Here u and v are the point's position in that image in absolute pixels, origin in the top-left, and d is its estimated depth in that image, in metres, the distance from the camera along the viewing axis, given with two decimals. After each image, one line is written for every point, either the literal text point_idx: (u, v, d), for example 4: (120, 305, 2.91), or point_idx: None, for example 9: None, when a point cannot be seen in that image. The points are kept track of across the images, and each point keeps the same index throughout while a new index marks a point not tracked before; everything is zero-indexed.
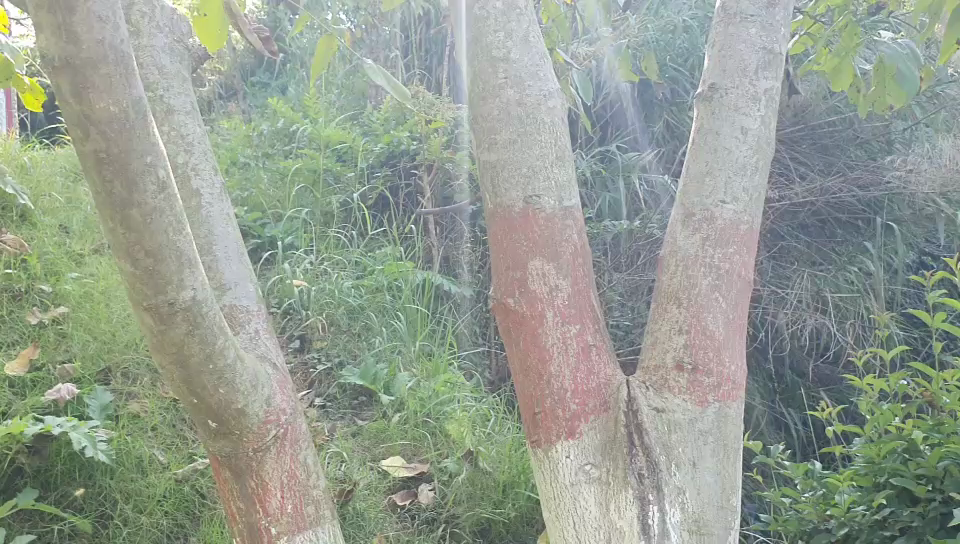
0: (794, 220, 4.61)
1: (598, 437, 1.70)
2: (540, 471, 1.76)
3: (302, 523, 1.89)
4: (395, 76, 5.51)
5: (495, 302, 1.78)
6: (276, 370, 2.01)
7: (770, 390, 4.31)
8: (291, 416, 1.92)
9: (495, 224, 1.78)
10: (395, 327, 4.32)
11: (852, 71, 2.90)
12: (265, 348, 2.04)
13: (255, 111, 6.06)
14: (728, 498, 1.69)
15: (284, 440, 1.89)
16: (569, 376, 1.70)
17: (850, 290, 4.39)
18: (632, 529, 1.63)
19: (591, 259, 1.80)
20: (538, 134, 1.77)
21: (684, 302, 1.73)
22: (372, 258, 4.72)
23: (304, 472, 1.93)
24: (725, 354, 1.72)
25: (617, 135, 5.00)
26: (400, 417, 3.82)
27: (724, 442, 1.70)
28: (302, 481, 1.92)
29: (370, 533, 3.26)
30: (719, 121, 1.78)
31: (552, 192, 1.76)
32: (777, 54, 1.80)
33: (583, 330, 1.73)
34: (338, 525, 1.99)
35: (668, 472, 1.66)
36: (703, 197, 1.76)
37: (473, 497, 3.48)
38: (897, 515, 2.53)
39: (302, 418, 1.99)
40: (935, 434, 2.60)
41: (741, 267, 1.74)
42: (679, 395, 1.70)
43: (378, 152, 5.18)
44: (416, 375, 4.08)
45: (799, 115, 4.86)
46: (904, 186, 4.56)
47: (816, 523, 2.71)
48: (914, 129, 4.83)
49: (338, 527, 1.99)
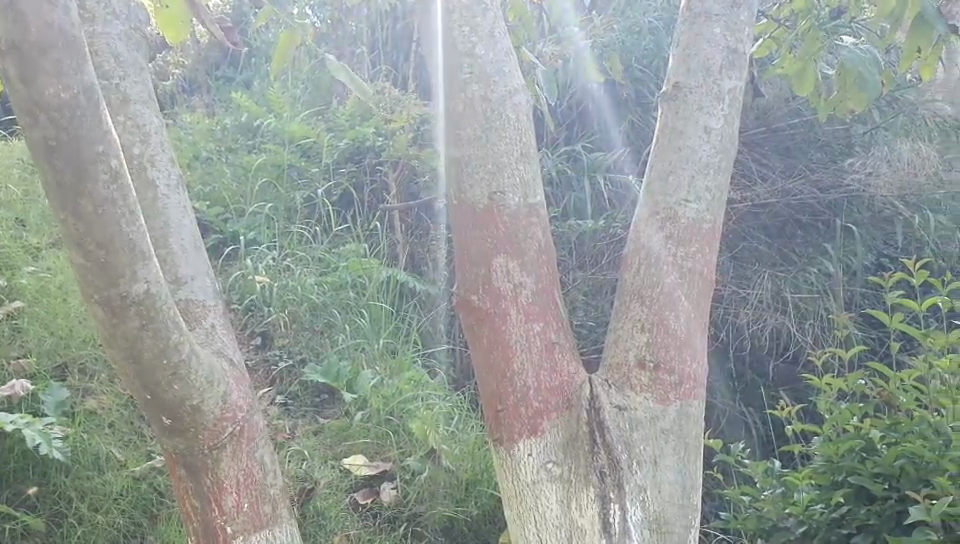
0: (756, 222, 4.64)
1: (561, 435, 1.69)
2: (502, 469, 1.75)
3: (260, 522, 1.87)
4: (361, 72, 5.48)
5: (458, 299, 1.77)
6: (233, 366, 1.97)
7: (731, 390, 4.36)
8: (248, 413, 1.89)
9: (459, 221, 1.76)
10: (359, 324, 4.29)
11: (813, 75, 2.93)
12: (222, 343, 2.00)
13: (219, 105, 5.98)
14: (689, 496, 1.71)
15: (241, 438, 1.86)
16: (533, 373, 1.69)
17: (810, 291, 4.47)
18: (593, 527, 1.67)
19: (556, 256, 1.79)
20: (503, 130, 1.76)
21: (647, 300, 1.73)
22: (336, 255, 4.68)
23: (261, 471, 1.90)
24: (687, 352, 1.71)
25: (584, 135, 4.99)
26: (363, 416, 3.80)
27: (685, 441, 1.70)
28: (260, 479, 1.89)
29: (330, 533, 3.29)
30: (683, 120, 1.78)
31: (517, 189, 1.74)
32: (741, 54, 1.81)
33: (547, 328, 1.72)
34: (297, 523, 1.98)
35: (629, 471, 1.67)
36: (667, 195, 1.76)
37: (435, 495, 3.48)
38: (854, 513, 2.56)
39: (260, 415, 1.96)
40: (892, 433, 2.61)
41: (703, 265, 1.74)
42: (642, 394, 1.69)
43: (343, 148, 5.13)
44: (379, 373, 4.06)
45: (763, 117, 4.90)
46: (863, 189, 4.65)
47: (774, 520, 2.72)
48: (875, 133, 4.86)
49: (297, 526, 1.97)
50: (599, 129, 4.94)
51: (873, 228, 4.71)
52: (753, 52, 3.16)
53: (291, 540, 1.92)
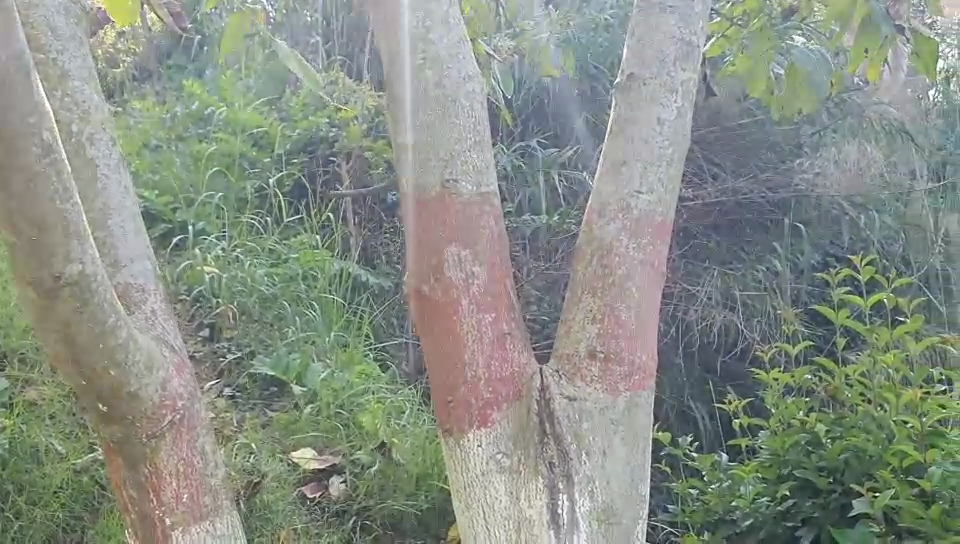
0: (706, 219, 4.68)
1: (511, 425, 1.68)
2: (450, 459, 1.73)
3: (199, 513, 1.84)
4: (315, 62, 5.43)
5: (409, 287, 1.73)
6: (173, 354, 1.92)
7: (680, 385, 4.41)
8: (187, 402, 1.83)
9: (411, 208, 1.73)
10: (310, 317, 4.25)
11: (764, 74, 2.98)
12: (162, 329, 1.95)
13: (170, 93, 5.87)
14: (636, 487, 1.71)
15: (180, 429, 1.81)
16: (483, 364, 1.66)
17: (757, 288, 4.58)
18: (541, 518, 1.66)
19: (508, 246, 1.76)
20: (455, 117, 1.73)
21: (598, 291, 1.71)
22: (287, 246, 4.62)
23: (201, 461, 1.86)
24: (637, 342, 1.70)
25: (539, 131, 5.00)
26: (312, 409, 3.76)
27: (633, 433, 1.70)
28: (199, 469, 1.84)
29: (278, 526, 3.22)
30: (636, 112, 1.77)
31: (470, 177, 1.71)
32: (694, 47, 1.80)
33: (498, 318, 1.69)
34: (238, 512, 1.95)
35: (578, 461, 1.66)
36: (619, 186, 1.74)
37: (385, 488, 3.46)
38: (799, 506, 2.58)
39: (200, 403, 1.91)
40: (837, 427, 2.65)
41: (655, 257, 1.73)
42: (590, 384, 1.68)
43: (295, 138, 5.08)
44: (329, 366, 4.02)
45: (713, 118, 4.88)
46: (811, 188, 4.73)
47: (721, 513, 2.76)
48: (823, 133, 4.89)
49: (238, 517, 1.94)
50: (553, 126, 4.98)
51: (819, 227, 4.80)
52: (707, 49, 3.20)
53: (229, 533, 1.88)
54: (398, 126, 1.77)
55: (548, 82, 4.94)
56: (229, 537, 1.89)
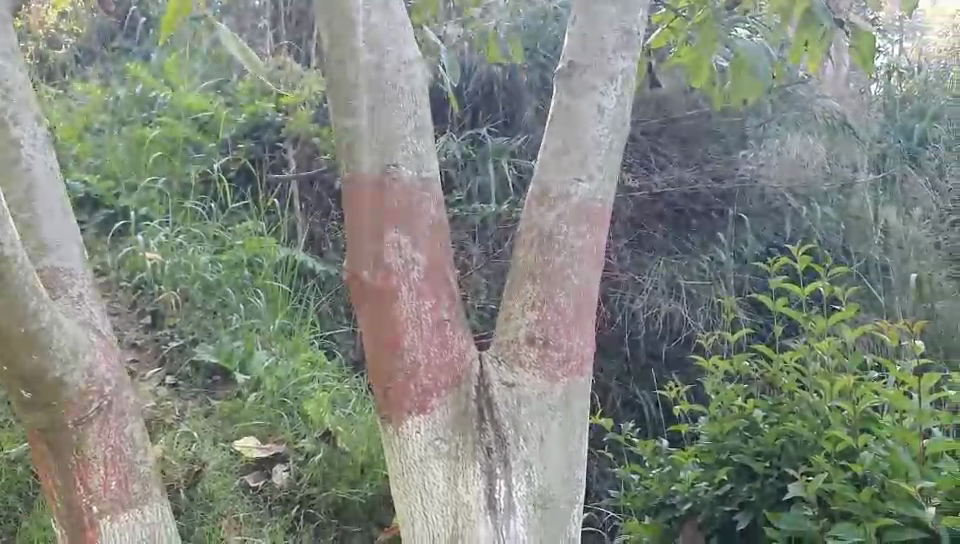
0: (652, 210, 4.82)
1: (449, 412, 1.66)
2: (388, 445, 1.70)
3: (128, 500, 1.80)
4: (262, 48, 5.41)
5: (348, 274, 1.71)
6: (100, 338, 1.89)
7: (624, 372, 4.57)
8: (115, 388, 1.81)
9: (349, 194, 1.70)
10: (254, 304, 4.21)
11: (707, 67, 3.01)
12: (89, 315, 1.91)
13: (113, 75, 5.75)
14: (573, 471, 1.71)
15: (108, 415, 1.79)
16: (423, 350, 1.64)
17: (702, 279, 4.67)
18: (478, 504, 1.63)
19: (448, 231, 1.75)
20: (397, 102, 1.71)
21: (538, 278, 1.70)
22: (231, 233, 4.57)
23: (129, 448, 1.83)
24: (575, 329, 1.70)
25: (489, 119, 4.99)
26: (257, 397, 3.72)
27: (571, 418, 1.70)
28: (128, 456, 1.82)
29: (217, 516, 3.20)
30: (577, 99, 1.76)
31: (410, 162, 1.70)
32: (634, 35, 1.79)
33: (438, 304, 1.67)
34: (168, 501, 1.92)
35: (515, 447, 1.65)
36: (559, 174, 1.73)
37: (329, 476, 3.47)
38: (736, 491, 2.63)
39: (129, 388, 1.89)
40: (773, 413, 2.70)
41: (594, 245, 1.73)
42: (529, 370, 1.67)
43: (241, 123, 5.03)
44: (274, 353, 4.00)
45: (660, 109, 4.98)
46: (755, 179, 4.85)
47: (661, 498, 2.83)
48: (766, 126, 4.99)
49: (169, 504, 1.91)
50: (504, 115, 4.98)
51: (763, 218, 4.87)
52: (652, 40, 3.23)
53: (161, 518, 1.85)
54: (336, 109, 1.73)
55: (499, 70, 4.94)
56: (159, 523, 1.84)
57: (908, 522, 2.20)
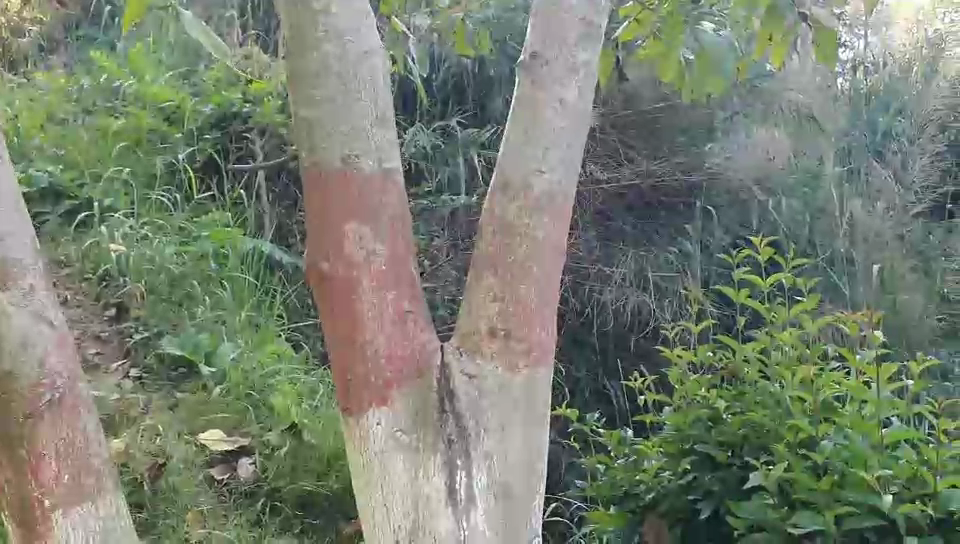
0: (622, 202, 4.90)
1: (411, 404, 1.64)
2: (349, 438, 1.68)
3: (81, 493, 1.73)
4: (230, 38, 5.44)
5: (309, 266, 1.69)
6: (52, 332, 1.78)
7: (594, 364, 4.63)
8: (68, 380, 1.79)
9: (310, 185, 1.69)
10: (220, 296, 4.19)
11: (674, 60, 3.06)
12: (41, 305, 1.79)
13: (77, 63, 5.69)
14: (534, 463, 1.70)
15: (61, 406, 1.75)
16: (384, 341, 1.63)
17: (669, 270, 4.73)
18: (439, 496, 1.62)
19: (411, 223, 1.74)
20: (359, 92, 1.70)
21: (500, 270, 1.70)
22: (197, 225, 4.54)
23: (84, 440, 1.77)
24: (537, 320, 1.70)
25: (459, 110, 5.06)
26: (222, 390, 3.70)
27: (532, 409, 1.69)
28: (82, 448, 1.75)
29: (182, 508, 3.12)
30: (538, 90, 1.76)
31: (372, 153, 1.69)
32: (596, 27, 1.80)
33: (399, 296, 1.66)
34: (123, 497, 1.85)
35: (475, 437, 1.64)
36: (520, 166, 1.73)
37: (295, 469, 3.46)
38: (699, 480, 2.65)
39: (84, 381, 1.86)
40: (737, 403, 2.72)
41: (555, 236, 1.73)
42: (491, 360, 1.67)
43: (207, 113, 4.99)
44: (240, 346, 3.98)
45: (628, 102, 4.98)
46: (722, 171, 4.89)
47: (626, 488, 2.85)
48: (733, 119, 5.06)
49: (124, 499, 1.84)
50: (472, 106, 5.05)
51: (730, 210, 4.94)
52: (618, 33, 3.22)
53: (117, 514, 1.79)
54: (297, 100, 1.72)
55: (468, 63, 5.00)
56: (113, 518, 1.77)
57: (867, 510, 2.21)
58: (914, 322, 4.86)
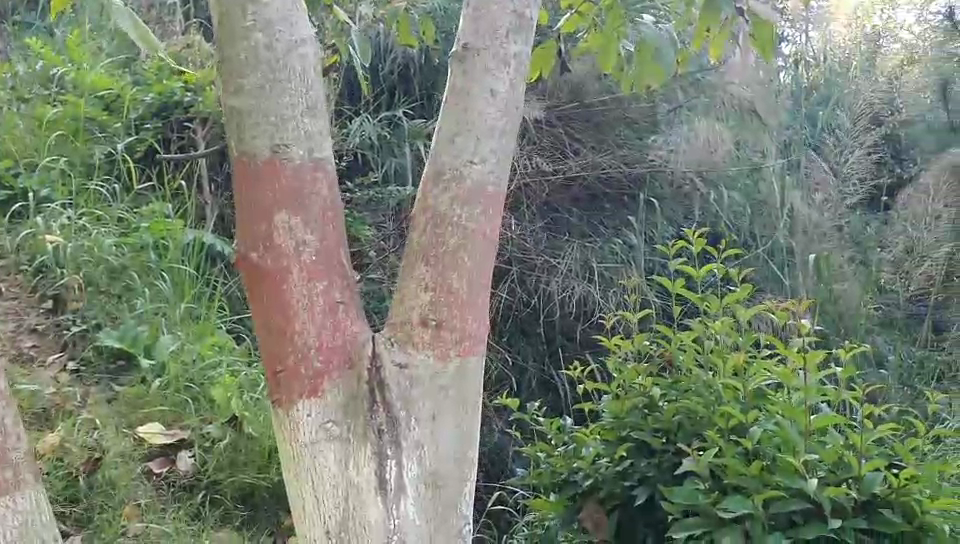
0: (568, 193, 4.94)
1: (341, 395, 1.64)
2: (279, 430, 1.67)
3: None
4: (173, 25, 5.33)
5: (237, 256, 1.68)
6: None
7: (540, 354, 4.67)
8: None
9: (239, 175, 1.68)
10: (159, 288, 4.10)
11: (614, 53, 3.08)
12: None
13: (12, 49, 5.54)
14: (465, 451, 1.72)
15: None
16: (314, 332, 1.63)
17: (614, 261, 4.75)
18: (368, 485, 1.62)
19: (343, 213, 1.73)
20: (287, 82, 1.69)
21: (432, 260, 1.71)
22: (138, 216, 4.47)
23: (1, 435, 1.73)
24: (469, 310, 1.71)
25: (405, 99, 5.06)
26: (161, 382, 3.65)
27: (463, 397, 1.71)
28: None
29: (119, 503, 3.10)
30: (470, 81, 1.77)
31: (302, 142, 1.68)
32: (527, 19, 1.81)
33: (330, 286, 1.66)
34: (43, 490, 1.82)
35: (406, 427, 1.65)
36: (452, 157, 1.74)
37: (235, 462, 3.43)
38: (635, 466, 2.70)
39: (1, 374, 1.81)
40: (672, 390, 2.77)
41: (487, 226, 1.74)
42: (423, 350, 1.67)
43: (148, 103, 4.90)
44: (180, 338, 3.91)
45: (574, 93, 5.04)
46: (665, 163, 4.98)
47: (565, 474, 2.87)
48: (677, 112, 5.17)
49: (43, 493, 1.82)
50: (419, 96, 5.05)
51: (673, 203, 5.04)
52: (560, 24, 3.23)
53: (35, 508, 1.76)
54: (226, 90, 1.70)
55: (415, 53, 5.00)
56: (32, 512, 1.75)
57: (794, 493, 2.26)
58: (852, 314, 4.95)
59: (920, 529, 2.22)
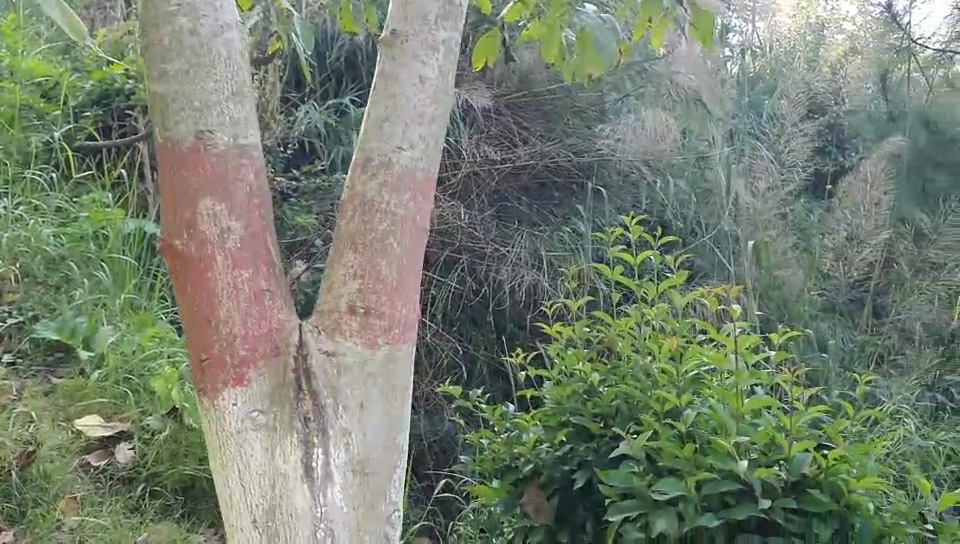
0: (517, 182, 4.96)
1: (267, 384, 1.63)
2: (206, 419, 1.66)
3: None
4: (114, 11, 5.24)
5: (161, 243, 1.66)
6: None
7: (493, 341, 4.69)
8: None
9: (163, 161, 1.65)
10: (98, 279, 4.02)
11: (557, 42, 3.09)
12: None
13: None
14: (394, 438, 1.72)
15: None
16: (239, 320, 1.61)
17: (563, 249, 4.77)
18: (295, 473, 1.62)
19: (269, 199, 1.72)
20: (212, 67, 1.67)
21: (360, 247, 1.70)
22: (77, 206, 4.38)
23: None
24: (398, 298, 1.70)
25: (353, 87, 5.01)
26: (99, 375, 3.59)
27: (392, 384, 1.71)
28: None
29: (54, 497, 3.04)
30: (399, 68, 1.77)
31: (226, 128, 1.66)
32: (457, 7, 1.82)
33: (256, 274, 1.64)
34: None
35: (333, 415, 1.65)
36: (381, 143, 1.74)
37: (176, 455, 3.38)
38: (575, 451, 2.73)
39: None
40: (611, 376, 2.80)
41: (416, 213, 1.74)
42: (350, 338, 1.67)
43: (88, 90, 4.85)
44: (120, 329, 3.84)
45: (522, 83, 5.11)
46: (612, 153, 5.01)
47: (507, 460, 2.89)
48: (624, 101, 5.27)
49: None
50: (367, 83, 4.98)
51: (621, 191, 5.10)
52: (505, 13, 3.21)
53: None
54: (151, 75, 1.67)
55: (361, 40, 4.95)
56: None
57: (726, 475, 2.30)
58: (793, 299, 4.77)
59: (847, 507, 2.28)
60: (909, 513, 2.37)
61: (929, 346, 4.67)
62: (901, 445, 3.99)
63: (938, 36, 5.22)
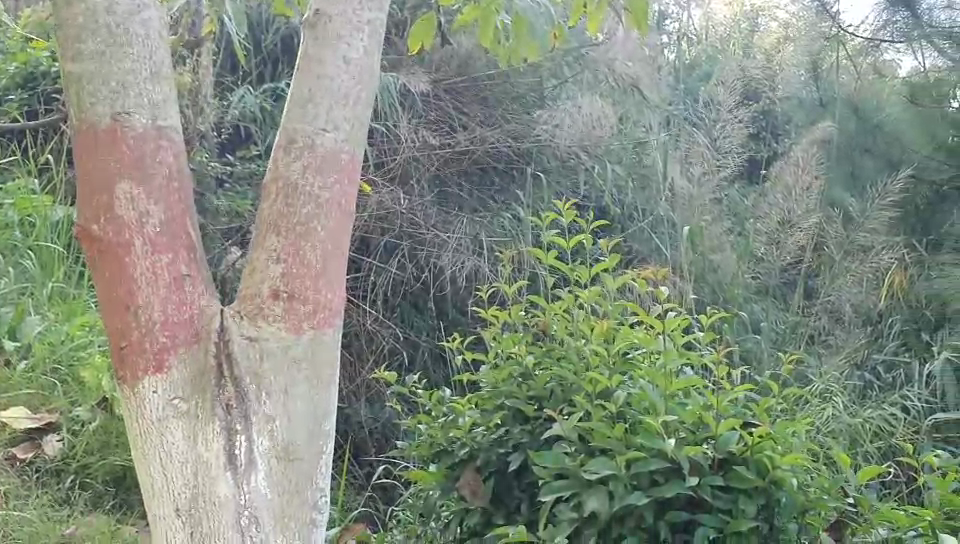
0: (458, 167, 4.95)
1: (189, 370, 1.61)
2: (126, 407, 1.64)
3: None
4: None
5: (79, 228, 1.62)
6: None
7: (437, 329, 4.66)
8: None
9: (79, 143, 1.61)
10: (24, 267, 3.93)
11: (492, 24, 3.06)
12: None
13: None
14: (320, 424, 1.70)
15: None
16: (158, 306, 1.58)
17: (503, 235, 4.74)
18: (218, 461, 1.61)
19: (190, 183, 1.69)
20: (128, 46, 1.63)
21: (283, 231, 1.68)
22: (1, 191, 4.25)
23: None
24: (322, 281, 1.69)
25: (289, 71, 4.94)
26: (26, 366, 3.52)
27: (317, 369, 1.69)
28: None
29: None
30: (322, 48, 1.75)
31: (145, 110, 1.62)
32: None
33: (175, 259, 1.61)
34: None
35: (256, 401, 1.64)
36: (305, 124, 1.72)
37: (106, 445, 3.31)
38: (510, 433, 2.74)
39: None
40: (546, 358, 2.83)
41: (340, 196, 1.72)
42: (273, 323, 1.65)
43: (12, 72, 4.70)
44: (49, 318, 3.76)
45: (462, 68, 5.13)
46: (550, 139, 5.03)
47: (444, 445, 2.89)
48: (562, 88, 5.35)
49: None
50: None
51: (560, 175, 5.14)
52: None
53: None
54: (65, 56, 1.63)
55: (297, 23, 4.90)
56: None
57: (655, 454, 2.33)
58: (727, 282, 4.87)
59: (772, 484, 2.34)
60: (830, 488, 2.43)
61: (856, 326, 4.75)
62: (830, 423, 4.08)
63: (866, 25, 5.15)
